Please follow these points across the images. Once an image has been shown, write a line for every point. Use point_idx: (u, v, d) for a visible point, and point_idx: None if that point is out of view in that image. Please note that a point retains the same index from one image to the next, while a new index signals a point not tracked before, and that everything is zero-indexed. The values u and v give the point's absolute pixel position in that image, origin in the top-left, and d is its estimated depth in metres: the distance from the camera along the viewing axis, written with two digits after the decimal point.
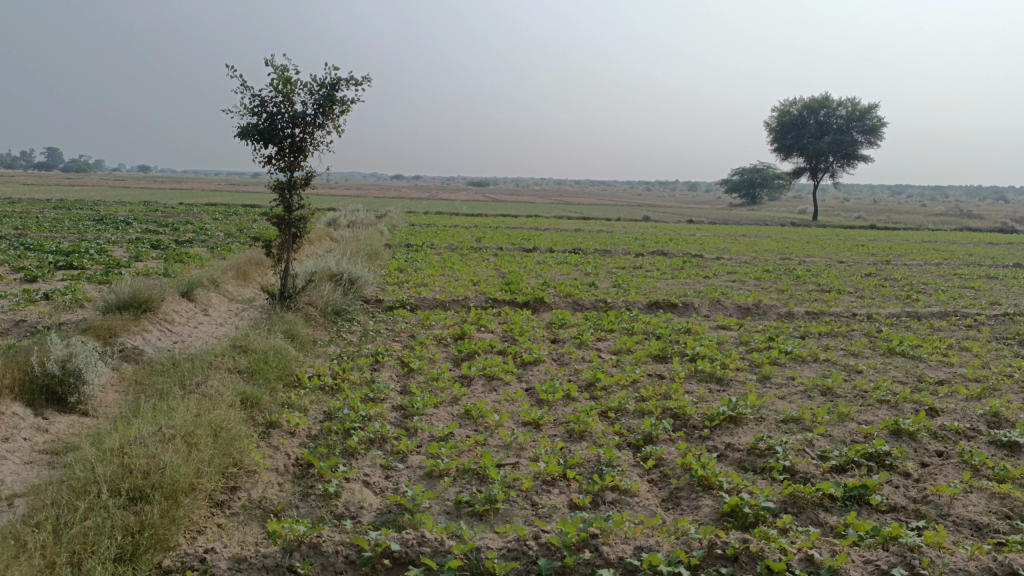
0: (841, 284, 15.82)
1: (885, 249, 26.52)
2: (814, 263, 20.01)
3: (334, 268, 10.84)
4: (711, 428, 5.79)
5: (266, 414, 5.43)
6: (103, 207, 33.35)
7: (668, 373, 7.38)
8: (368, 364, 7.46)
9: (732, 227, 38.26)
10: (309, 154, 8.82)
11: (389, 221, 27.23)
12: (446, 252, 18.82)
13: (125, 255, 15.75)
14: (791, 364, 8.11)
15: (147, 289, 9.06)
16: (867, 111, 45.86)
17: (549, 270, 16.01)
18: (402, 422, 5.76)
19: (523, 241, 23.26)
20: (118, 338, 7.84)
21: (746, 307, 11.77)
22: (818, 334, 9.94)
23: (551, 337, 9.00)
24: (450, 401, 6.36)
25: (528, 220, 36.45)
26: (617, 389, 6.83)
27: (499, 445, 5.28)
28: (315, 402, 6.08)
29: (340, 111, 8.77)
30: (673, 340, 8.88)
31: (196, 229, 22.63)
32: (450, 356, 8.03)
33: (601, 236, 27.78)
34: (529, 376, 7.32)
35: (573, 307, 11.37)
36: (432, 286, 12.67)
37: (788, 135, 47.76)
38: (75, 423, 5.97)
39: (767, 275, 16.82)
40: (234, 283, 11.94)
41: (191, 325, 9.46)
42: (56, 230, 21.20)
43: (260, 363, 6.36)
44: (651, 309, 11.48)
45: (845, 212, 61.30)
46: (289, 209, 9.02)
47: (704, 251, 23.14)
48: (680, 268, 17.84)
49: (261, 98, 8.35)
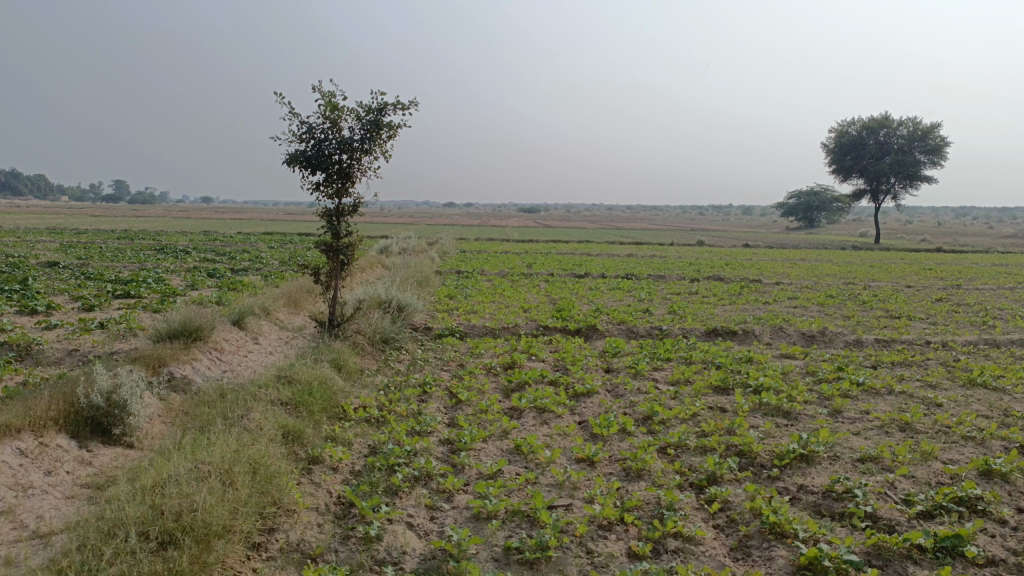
0: (911, 309, 15.06)
1: (955, 272, 25.36)
2: (881, 288, 19.17)
3: (384, 295, 10.71)
4: (781, 467, 5.36)
5: (308, 449, 5.22)
6: (165, 237, 34.25)
7: (730, 407, 6.96)
8: (415, 394, 7.24)
9: (790, 251, 37.25)
10: (356, 179, 8.72)
11: (439, 248, 27.23)
12: (497, 279, 18.63)
13: (182, 284, 15.96)
14: (863, 397, 7.59)
15: (197, 317, 9.03)
16: (930, 131, 44.41)
17: (602, 297, 15.64)
18: (448, 458, 5.49)
19: (575, 267, 22.93)
20: (167, 368, 7.78)
21: (810, 335, 11.22)
22: (891, 364, 9.35)
23: (605, 366, 8.65)
24: (499, 435, 6.07)
25: (579, 246, 36.11)
26: (676, 423, 6.45)
27: (552, 484, 4.96)
28: (360, 435, 5.86)
29: (387, 136, 8.66)
30: (734, 370, 8.44)
31: (251, 257, 22.95)
32: (500, 387, 7.75)
33: (654, 261, 27.34)
34: (582, 408, 6.98)
35: (628, 335, 10.99)
36: (482, 314, 12.45)
37: (847, 156, 46.53)
38: (119, 456, 5.86)
39: (831, 300, 16.16)
40: (285, 311, 11.91)
41: (241, 354, 9.40)
42: (117, 259, 21.71)
43: (305, 394, 6.18)
44: (709, 336, 11.03)
45: (909, 234, 59.24)
46: (338, 236, 8.93)
47: (762, 275, 22.48)
48: (738, 293, 17.27)
49: (309, 125, 8.30)
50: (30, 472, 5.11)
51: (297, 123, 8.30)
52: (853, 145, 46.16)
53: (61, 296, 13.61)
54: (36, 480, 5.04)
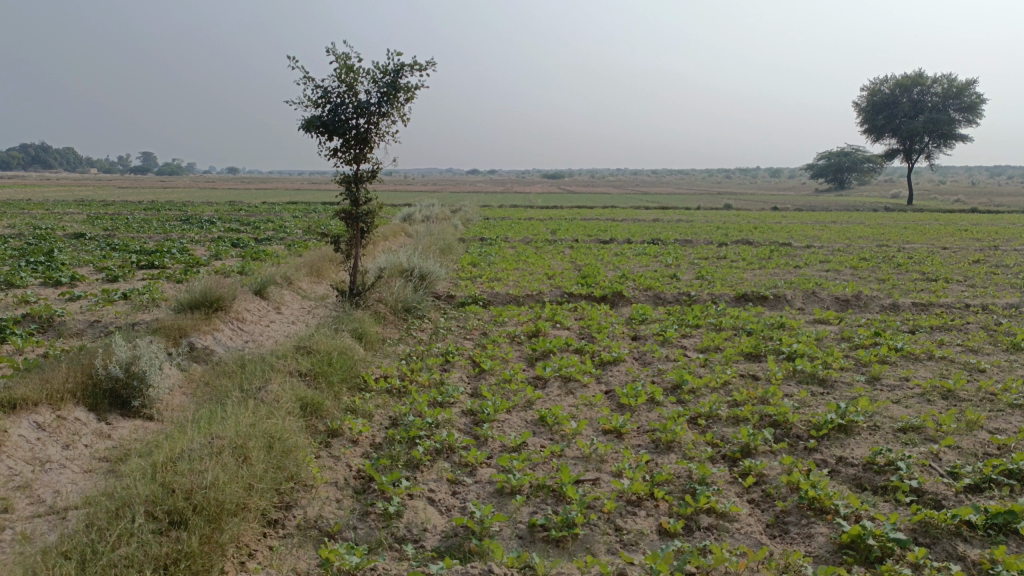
0: (948, 272, 14.62)
1: (993, 233, 24.62)
2: (915, 250, 18.66)
3: (406, 263, 10.54)
4: (818, 438, 5.13)
5: (327, 422, 5.08)
6: (191, 208, 34.39)
7: (762, 374, 6.71)
8: (438, 364, 7.08)
9: (820, 214, 36.48)
10: (375, 144, 8.50)
11: (463, 215, 27.03)
12: (521, 245, 18.41)
13: (205, 254, 15.92)
14: (902, 363, 7.29)
15: (217, 287, 8.92)
16: (966, 87, 43.02)
17: (628, 262, 15.35)
18: (471, 430, 5.32)
19: (600, 233, 22.60)
20: (187, 339, 7.70)
21: (844, 299, 10.88)
22: (930, 328, 9.02)
23: (632, 333, 8.42)
24: (523, 406, 5.89)
25: (604, 211, 35.62)
26: (706, 392, 6.23)
27: (578, 457, 4.78)
28: (381, 407, 5.71)
29: (405, 99, 8.41)
30: (766, 336, 8.17)
31: (275, 227, 22.91)
32: (524, 356, 7.57)
33: (681, 225, 26.98)
34: (609, 377, 6.79)
35: (655, 301, 10.73)
36: (506, 281, 12.26)
37: (879, 115, 45.26)
38: (138, 429, 5.78)
39: (864, 263, 15.75)
40: (307, 280, 11.81)
41: (263, 324, 9.29)
42: (142, 230, 21.77)
43: (325, 364, 6.02)
44: (739, 301, 10.74)
45: (943, 195, 57.72)
46: (357, 203, 8.70)
47: (792, 238, 22.05)
48: (768, 257, 16.87)
49: (324, 89, 8.06)
50: (48, 445, 5.03)
51: (312, 87, 8.07)
52: (886, 103, 44.92)
53: (86, 267, 13.64)
54: (53, 454, 4.96)
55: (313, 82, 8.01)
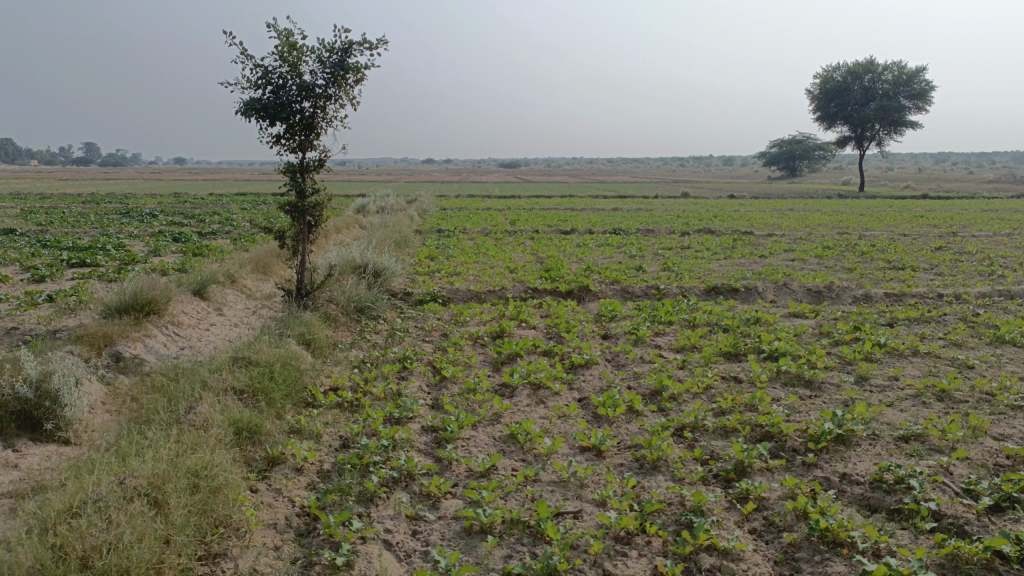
0: (913, 259, 14.42)
1: (947, 220, 24.81)
2: (876, 238, 18.54)
3: (358, 260, 9.85)
4: (817, 452, 4.65)
5: (266, 448, 4.42)
6: (135, 200, 32.89)
7: (746, 377, 6.24)
8: (394, 372, 6.44)
9: (778, 201, 36.53)
10: (322, 130, 7.80)
11: (419, 206, 26.25)
12: (480, 237, 17.80)
13: (144, 250, 14.95)
14: (888, 360, 6.90)
15: (150, 288, 8.12)
16: (915, 75, 43.58)
17: (591, 254, 14.84)
18: (433, 451, 4.73)
19: (560, 223, 22.06)
20: (114, 348, 6.92)
21: (816, 290, 10.52)
22: (908, 321, 8.68)
23: (603, 332, 7.89)
24: (490, 420, 5.30)
25: (563, 200, 35.10)
26: (689, 399, 5.72)
27: (555, 483, 4.23)
28: (329, 427, 5.07)
29: (354, 81, 7.72)
30: (743, 333, 7.72)
31: (221, 220, 21.87)
32: (488, 360, 6.97)
33: (641, 214, 26.64)
34: (581, 383, 6.24)
35: (623, 296, 10.22)
36: (466, 276, 11.64)
37: (832, 102, 45.57)
38: (51, 455, 5.04)
39: (829, 252, 15.51)
40: (253, 278, 11.03)
41: (202, 327, 8.51)
42: (79, 225, 20.54)
43: (267, 375, 5.34)
44: (710, 295, 10.30)
45: (893, 182, 58.62)
46: (303, 195, 7.99)
47: (753, 227, 21.85)
48: (732, 247, 16.52)
49: (264, 68, 7.33)
50: None
51: (251, 67, 7.32)
52: (838, 91, 45.27)
53: (10, 266, 12.61)
54: None
55: (252, 61, 7.26)
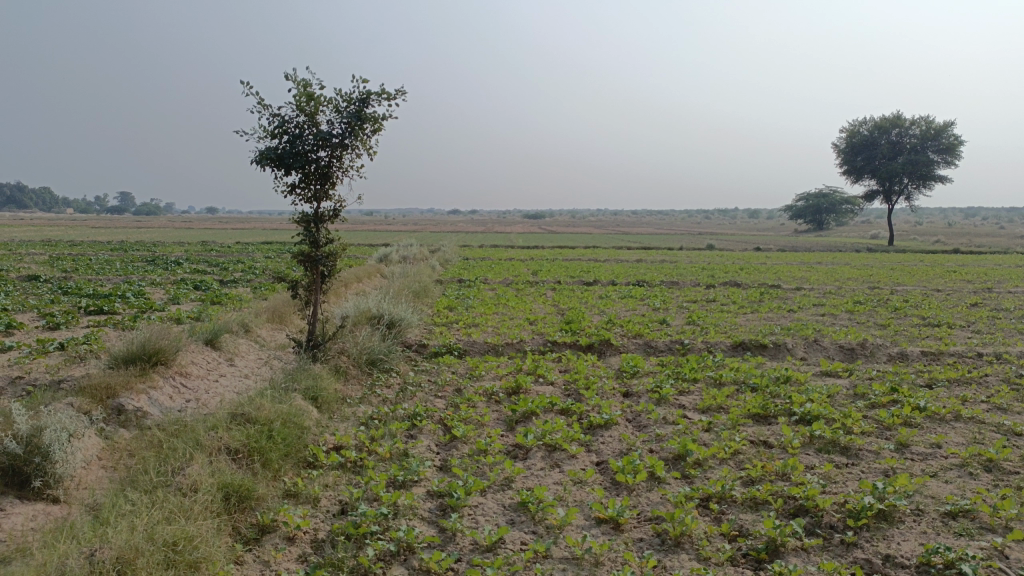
0: (949, 316, 13.91)
1: (982, 275, 24.17)
2: (909, 293, 18.01)
3: (373, 310, 9.64)
4: (856, 529, 4.24)
5: (258, 514, 4.12)
6: (162, 248, 33.26)
7: (776, 442, 5.84)
8: (403, 430, 6.13)
9: (805, 255, 36.00)
10: (337, 180, 7.66)
11: (442, 256, 26.17)
12: (501, 288, 17.56)
13: (163, 297, 14.88)
14: (929, 426, 6.45)
15: (159, 337, 7.93)
16: (943, 129, 43.24)
17: (614, 307, 14.51)
18: (437, 520, 4.39)
19: (583, 275, 21.79)
20: (117, 401, 6.70)
21: (849, 347, 10.08)
22: (948, 382, 8.21)
23: (624, 390, 7.53)
24: (500, 486, 4.95)
25: (586, 251, 34.92)
26: (715, 465, 5.33)
27: (567, 560, 3.87)
28: (329, 489, 4.76)
29: (371, 131, 7.59)
30: (773, 393, 7.31)
31: (244, 268, 21.90)
32: (502, 418, 6.64)
33: (665, 266, 26.30)
34: (600, 445, 5.88)
35: (646, 351, 9.86)
36: (484, 328, 11.36)
37: (859, 156, 45.28)
38: (36, 515, 4.76)
39: (860, 307, 15.03)
40: (268, 328, 10.84)
41: (211, 378, 8.28)
42: (103, 271, 20.67)
43: (266, 433, 5.06)
44: (736, 351, 9.91)
45: (924, 236, 57.64)
46: (316, 245, 7.81)
47: (781, 280, 21.42)
48: (759, 301, 16.11)
49: (280, 118, 7.23)
50: None
51: (268, 115, 7.23)
52: (865, 144, 45.01)
53: (29, 312, 12.58)
54: None
55: (268, 110, 7.17)
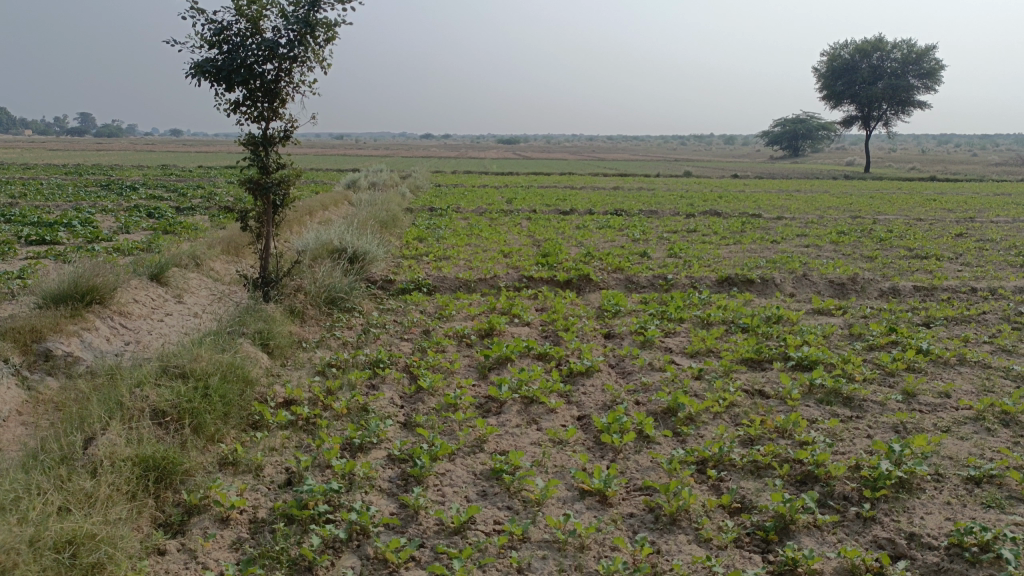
0: (936, 247, 13.45)
1: (963, 204, 23.82)
2: (891, 222, 17.55)
3: (335, 243, 8.92)
4: (873, 501, 3.76)
5: (184, 492, 3.53)
6: (119, 172, 31.76)
7: (774, 393, 5.33)
8: (363, 380, 5.51)
9: (783, 182, 35.44)
10: (287, 98, 6.83)
11: (413, 183, 25.19)
12: (474, 217, 16.83)
13: (114, 226, 13.93)
14: (934, 372, 5.98)
15: (94, 274, 7.14)
16: (924, 54, 42.30)
17: (592, 238, 13.86)
18: (398, 493, 3.82)
19: (559, 203, 21.01)
20: (43, 345, 5.97)
21: (839, 282, 9.57)
22: (947, 321, 7.74)
23: (605, 331, 6.96)
24: (471, 448, 4.37)
25: (562, 178, 34.04)
26: (709, 421, 4.81)
27: (548, 545, 3.32)
28: (272, 456, 4.16)
29: (323, 40, 6.72)
30: (766, 335, 6.79)
31: (204, 194, 20.80)
32: (473, 365, 6.03)
33: (643, 194, 25.64)
34: (582, 396, 5.32)
35: (627, 287, 9.28)
36: (456, 261, 10.68)
37: (838, 81, 44.31)
38: None
39: (845, 237, 14.54)
40: (223, 261, 10.06)
41: (155, 318, 7.55)
42: (53, 197, 19.53)
43: (201, 389, 4.41)
44: (722, 286, 9.37)
45: (900, 163, 57.36)
46: (265, 171, 7.02)
47: (761, 209, 20.91)
48: (741, 231, 15.52)
49: (218, 24, 6.34)
50: None
51: (203, 21, 6.33)
52: (846, 69, 44.01)
53: None
54: None
55: (204, 14, 6.27)
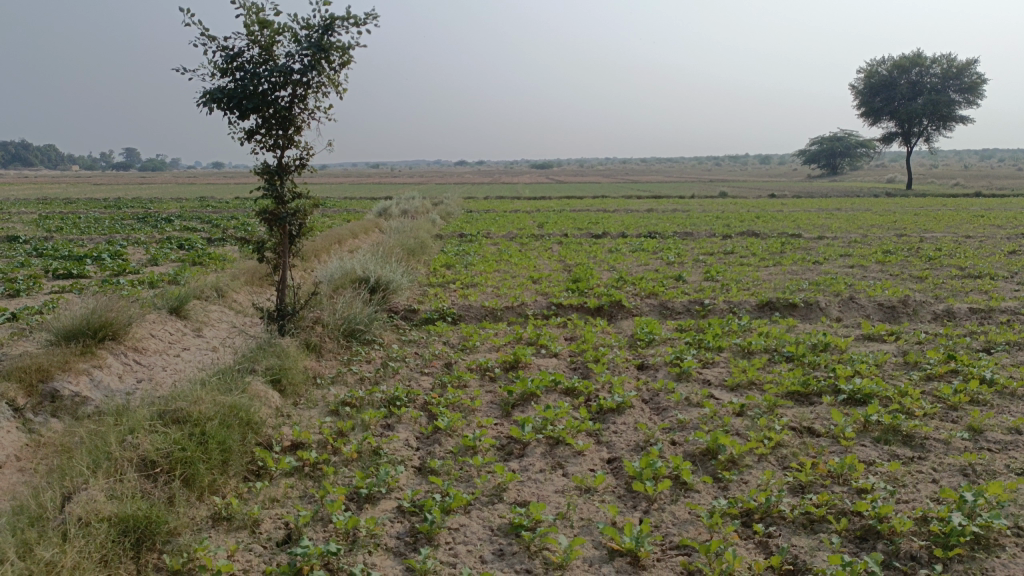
0: (989, 266, 12.75)
1: (1013, 219, 22.89)
2: (939, 240, 16.81)
3: (358, 273, 8.66)
4: (947, 562, 3.27)
5: (167, 557, 3.20)
6: (156, 205, 32.22)
7: (825, 431, 4.85)
8: (377, 420, 5.15)
9: (822, 201, 34.61)
10: (303, 125, 6.60)
11: (444, 209, 25.03)
12: (504, 242, 16.51)
13: (143, 258, 13.88)
14: (1001, 404, 5.43)
15: (109, 309, 6.93)
16: (966, 67, 41.28)
17: (624, 261, 13.44)
18: (406, 553, 3.43)
19: (592, 226, 20.64)
20: (49, 384, 5.73)
21: (889, 306, 9.00)
22: (1010, 347, 7.15)
23: (638, 362, 6.54)
24: (489, 498, 3.97)
25: (594, 201, 33.68)
26: (753, 465, 4.35)
27: None
28: (272, 509, 3.82)
29: (338, 64, 6.49)
30: (812, 365, 6.29)
31: (236, 225, 20.83)
32: (496, 401, 5.64)
33: (676, 215, 25.18)
34: (612, 437, 4.89)
35: (661, 313, 8.84)
36: (483, 288, 10.33)
37: (876, 97, 43.42)
38: None
39: (891, 257, 13.90)
40: (245, 293, 9.84)
41: (171, 353, 7.30)
42: (90, 231, 19.74)
43: (197, 435, 4.11)
44: (763, 311, 8.87)
45: (942, 179, 56.00)
46: (280, 201, 6.77)
47: (801, 228, 20.28)
48: (780, 252, 14.97)
49: (229, 51, 6.12)
50: None
51: (215, 48, 6.11)
52: (884, 85, 43.13)
53: None
54: None
55: (215, 41, 6.05)
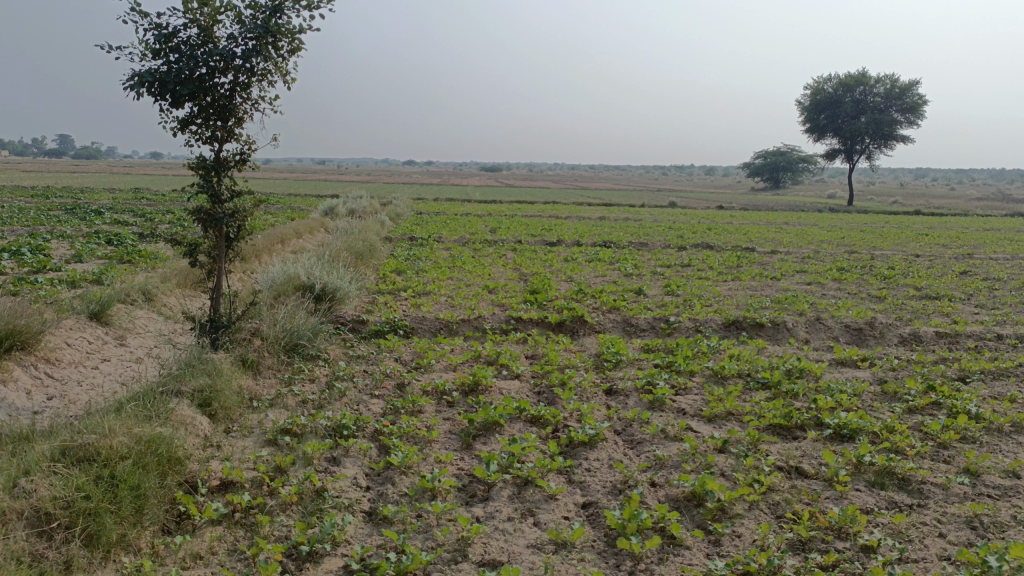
0: (944, 287, 12.72)
1: (955, 239, 23.32)
2: (890, 259, 16.90)
3: (303, 279, 8.02)
4: None
5: None
6: (87, 195, 30.62)
7: (816, 473, 4.45)
8: (322, 453, 4.55)
9: (769, 214, 34.99)
10: (245, 116, 5.95)
11: (394, 210, 24.29)
12: (457, 247, 15.95)
13: (67, 254, 12.86)
14: (991, 442, 5.13)
15: (17, 314, 6.13)
16: (908, 88, 42.16)
17: (581, 272, 13.02)
18: None
19: (545, 233, 20.22)
20: None
21: (856, 327, 8.76)
22: (985, 375, 6.92)
23: (606, 387, 6.08)
24: (452, 557, 3.44)
25: (545, 207, 33.34)
26: (745, 514, 3.92)
27: None
28: (192, 572, 3.21)
29: (286, 50, 5.87)
30: (791, 394, 5.92)
31: (172, 220, 19.73)
32: (455, 431, 5.10)
33: (629, 224, 24.96)
34: (585, 476, 4.40)
35: (625, 331, 8.41)
36: (436, 297, 9.76)
37: (822, 114, 44.25)
38: None
39: (847, 275, 13.81)
40: (177, 297, 9.05)
41: (88, 365, 6.52)
42: (12, 221, 18.42)
43: (104, 479, 3.48)
44: (729, 331, 8.54)
45: (881, 197, 57.49)
46: (217, 199, 6.09)
47: (754, 242, 20.22)
48: (737, 266, 14.76)
49: (163, 29, 5.43)
50: None
51: (146, 25, 5.42)
52: (830, 102, 43.93)
53: None
54: None
55: (146, 17, 5.36)
